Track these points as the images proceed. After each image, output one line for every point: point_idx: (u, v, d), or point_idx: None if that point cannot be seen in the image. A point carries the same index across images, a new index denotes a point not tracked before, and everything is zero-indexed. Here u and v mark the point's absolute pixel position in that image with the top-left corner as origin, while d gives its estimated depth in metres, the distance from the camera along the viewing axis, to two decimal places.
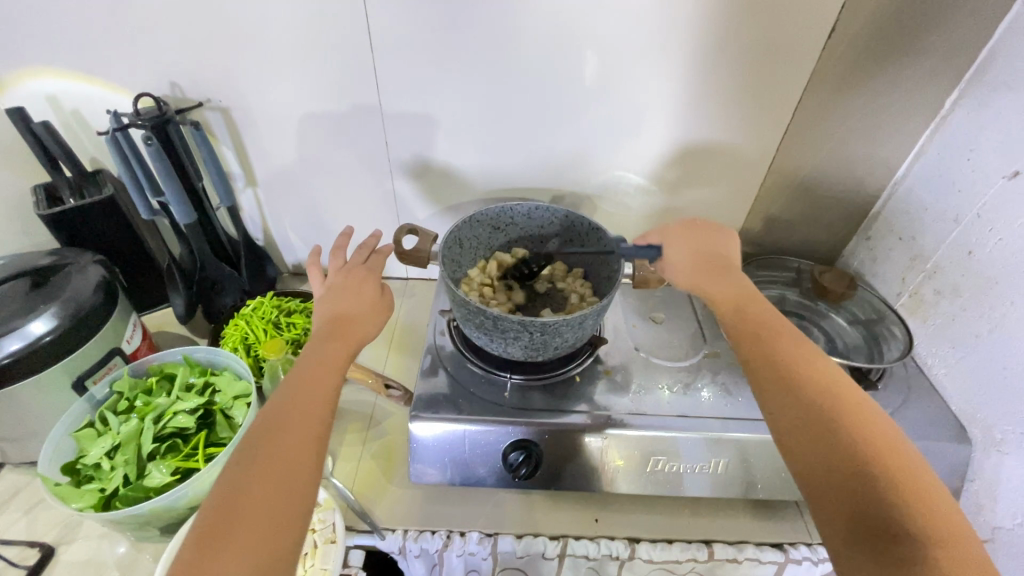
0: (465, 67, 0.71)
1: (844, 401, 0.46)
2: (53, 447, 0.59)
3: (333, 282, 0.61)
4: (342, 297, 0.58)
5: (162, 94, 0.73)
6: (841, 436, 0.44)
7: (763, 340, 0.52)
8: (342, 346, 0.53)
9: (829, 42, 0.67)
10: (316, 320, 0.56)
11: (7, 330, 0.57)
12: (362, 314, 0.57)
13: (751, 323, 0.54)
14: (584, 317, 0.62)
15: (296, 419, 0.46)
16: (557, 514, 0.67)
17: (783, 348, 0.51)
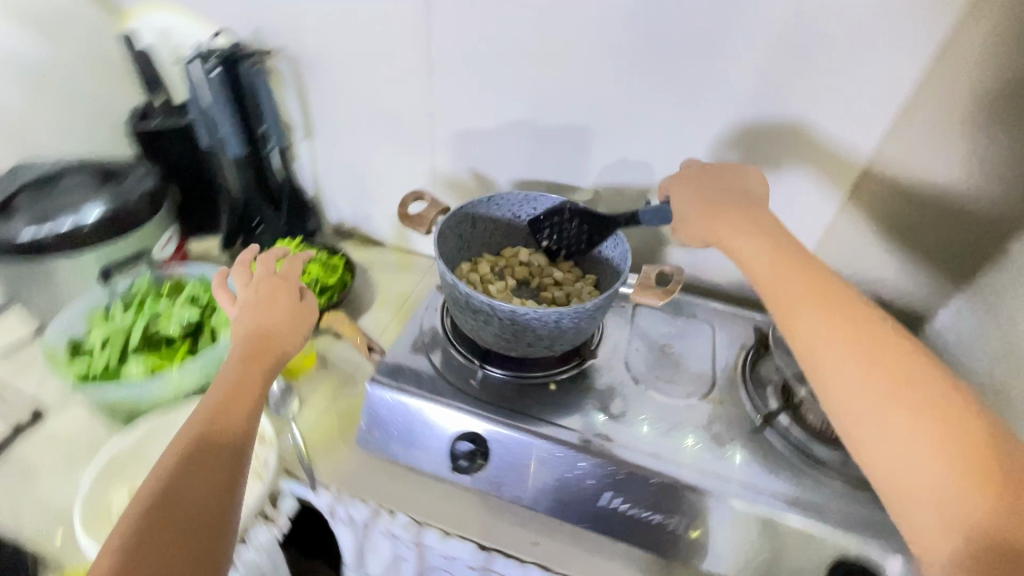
0: (515, 47, 0.70)
1: (951, 435, 0.37)
2: (66, 323, 0.66)
3: (249, 297, 0.56)
4: (262, 312, 0.54)
5: (246, 38, 0.80)
6: (952, 492, 0.36)
7: (868, 362, 0.41)
8: (261, 366, 0.50)
9: (931, 61, 0.58)
10: (235, 340, 0.52)
11: (68, 212, 0.65)
12: (282, 329, 0.54)
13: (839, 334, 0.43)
14: (562, 315, 0.56)
15: (207, 450, 0.43)
16: (495, 524, 0.60)
17: (882, 367, 0.41)
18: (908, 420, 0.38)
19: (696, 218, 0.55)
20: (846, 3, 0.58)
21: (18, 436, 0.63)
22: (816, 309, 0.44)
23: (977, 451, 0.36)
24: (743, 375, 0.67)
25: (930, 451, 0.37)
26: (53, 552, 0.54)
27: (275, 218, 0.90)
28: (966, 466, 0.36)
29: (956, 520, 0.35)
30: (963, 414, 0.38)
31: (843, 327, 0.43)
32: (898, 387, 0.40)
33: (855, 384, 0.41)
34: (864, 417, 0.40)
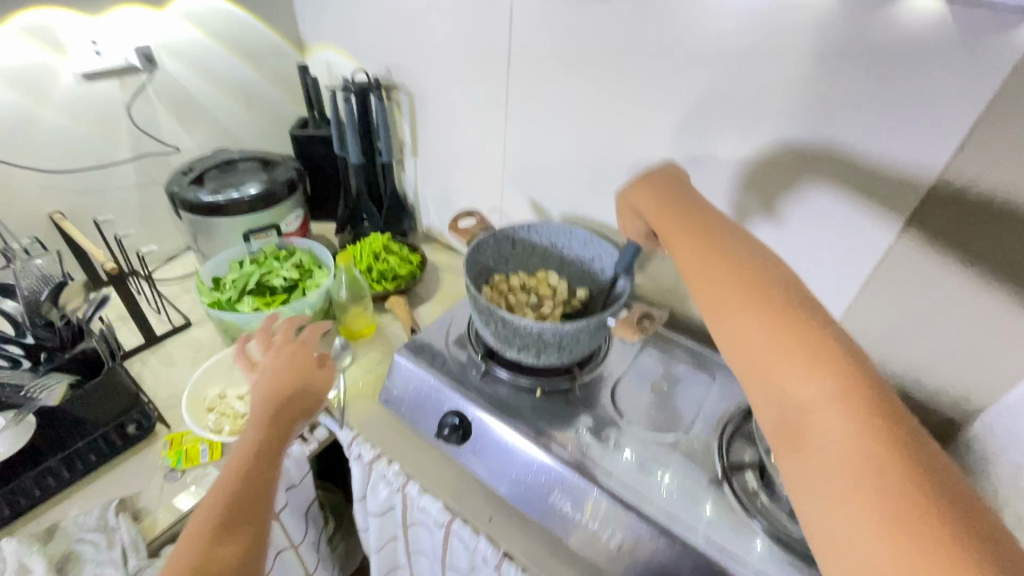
0: (573, 103, 0.81)
1: (803, 339, 0.38)
2: (215, 265, 0.92)
3: (270, 363, 0.67)
4: (286, 375, 0.65)
5: (381, 75, 1.04)
6: (801, 389, 0.37)
7: (781, 329, 0.39)
8: (282, 415, 0.62)
9: (953, 160, 0.54)
10: (257, 407, 0.62)
11: (236, 187, 0.92)
12: (301, 390, 0.65)
13: (747, 299, 0.42)
14: (543, 330, 0.65)
15: (253, 474, 0.54)
16: (464, 494, 0.71)
17: (745, 289, 0.42)
18: (767, 334, 0.39)
19: (631, 203, 0.60)
20: (862, 93, 0.57)
21: (170, 335, 0.90)
22: (698, 253, 0.47)
23: (821, 351, 0.37)
24: (725, 429, 0.70)
25: (788, 357, 0.38)
26: (168, 419, 0.77)
27: (376, 216, 1.12)
28: (816, 365, 0.37)
29: (800, 415, 0.36)
30: (810, 319, 0.39)
31: (716, 265, 0.45)
32: (804, 349, 0.38)
33: (725, 308, 0.42)
34: (735, 336, 0.41)
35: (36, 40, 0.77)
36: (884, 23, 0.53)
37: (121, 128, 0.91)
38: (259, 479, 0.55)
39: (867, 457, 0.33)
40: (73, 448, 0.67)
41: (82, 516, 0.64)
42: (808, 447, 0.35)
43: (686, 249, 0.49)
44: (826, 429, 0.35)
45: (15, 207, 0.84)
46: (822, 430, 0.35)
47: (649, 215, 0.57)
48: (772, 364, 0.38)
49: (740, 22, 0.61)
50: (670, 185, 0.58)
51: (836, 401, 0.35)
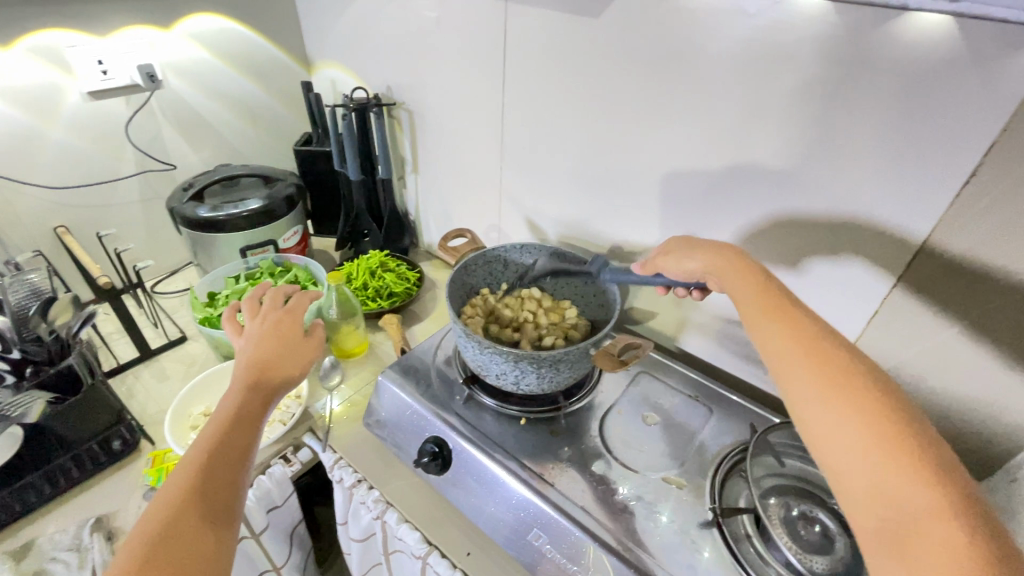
0: (568, 122, 0.79)
1: (905, 442, 0.37)
2: (210, 280, 0.92)
3: (254, 329, 0.62)
4: (265, 345, 0.59)
5: (382, 93, 1.04)
6: (905, 494, 0.35)
7: (871, 409, 0.38)
8: (261, 395, 0.55)
9: (966, 187, 0.50)
10: (237, 370, 0.56)
11: (234, 203, 0.92)
12: (271, 362, 0.58)
13: (830, 374, 0.40)
14: (519, 357, 0.64)
15: (220, 466, 0.47)
16: (443, 525, 0.68)
17: (834, 373, 0.40)
18: (864, 427, 0.37)
19: (679, 254, 0.58)
20: (865, 114, 0.53)
21: (166, 351, 0.90)
22: (776, 322, 0.45)
23: (924, 456, 0.36)
24: (718, 466, 0.66)
25: (890, 459, 0.36)
26: (153, 435, 0.77)
27: (376, 232, 1.12)
28: (924, 474, 0.35)
29: (905, 521, 0.34)
30: (911, 421, 0.38)
31: (799, 339, 0.43)
32: (890, 432, 0.37)
33: (812, 388, 0.40)
34: (824, 423, 0.39)
35: (44, 61, 0.80)
36: (886, 42, 0.50)
37: (126, 145, 0.93)
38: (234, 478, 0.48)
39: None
40: (57, 463, 0.66)
41: (59, 534, 0.63)
42: (914, 557, 0.33)
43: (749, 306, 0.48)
44: (936, 544, 0.33)
45: (21, 221, 0.86)
46: (929, 545, 0.33)
47: (704, 266, 0.55)
48: (872, 460, 0.36)
49: (734, 40, 0.58)
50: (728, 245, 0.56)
51: (944, 514, 0.34)
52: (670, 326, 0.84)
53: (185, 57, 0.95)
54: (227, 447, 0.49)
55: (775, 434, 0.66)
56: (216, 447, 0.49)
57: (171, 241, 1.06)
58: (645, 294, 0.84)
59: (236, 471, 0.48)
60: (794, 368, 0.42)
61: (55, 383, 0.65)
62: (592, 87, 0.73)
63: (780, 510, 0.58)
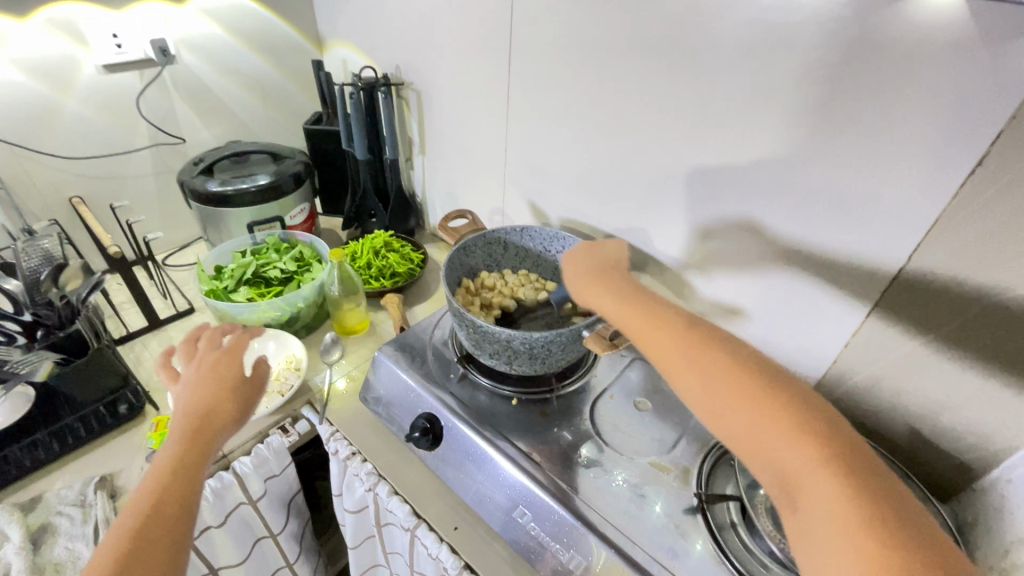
0: (571, 105, 0.78)
1: (777, 405, 0.40)
2: (217, 254, 0.95)
3: (192, 373, 0.61)
4: (207, 382, 0.59)
5: (391, 73, 1.05)
6: (781, 455, 0.38)
7: (727, 375, 0.42)
8: (216, 421, 0.56)
9: (971, 177, 0.48)
10: (183, 408, 0.56)
11: (244, 178, 0.93)
12: (222, 404, 0.57)
13: (696, 352, 0.44)
14: (511, 337, 0.65)
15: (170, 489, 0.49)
16: (431, 499, 0.69)
17: (700, 352, 0.44)
18: (744, 405, 0.40)
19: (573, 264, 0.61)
20: (873, 99, 0.52)
21: (175, 321, 0.93)
22: (655, 319, 0.48)
23: (795, 417, 0.39)
24: (706, 454, 0.66)
25: (770, 424, 0.39)
26: (157, 401, 0.79)
27: (382, 212, 1.13)
28: (795, 434, 0.38)
29: (790, 477, 0.37)
30: (772, 384, 0.41)
31: (679, 334, 0.46)
32: (746, 389, 0.41)
33: (698, 377, 0.43)
34: (711, 403, 0.42)
35: (61, 33, 0.81)
36: (896, 24, 0.48)
37: (139, 119, 0.95)
38: (186, 498, 0.49)
39: (835, 507, 0.35)
40: (66, 422, 0.70)
41: (64, 490, 0.66)
42: (797, 507, 0.36)
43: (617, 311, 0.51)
44: (807, 481, 0.36)
45: (36, 190, 0.89)
46: (815, 493, 0.36)
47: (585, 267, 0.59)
48: (753, 431, 0.39)
49: (741, 22, 0.57)
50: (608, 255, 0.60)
51: (812, 455, 0.37)
52: None
53: (198, 33, 0.96)
54: (180, 475, 0.51)
55: None
56: (173, 471, 0.50)
57: (182, 215, 1.09)
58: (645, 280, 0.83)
59: (193, 489, 0.51)
60: (673, 360, 0.45)
61: (65, 345, 0.68)
62: (595, 69, 0.73)
63: (768, 499, 0.58)
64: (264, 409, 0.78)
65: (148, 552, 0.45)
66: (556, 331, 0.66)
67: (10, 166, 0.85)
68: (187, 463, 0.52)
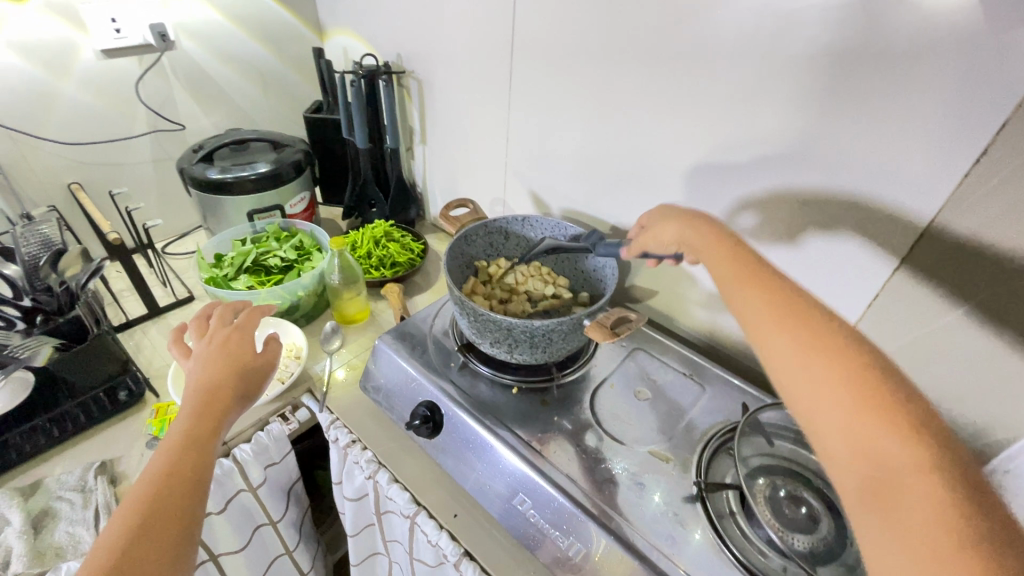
0: (573, 94, 0.78)
1: (885, 395, 0.37)
2: (217, 242, 0.94)
3: (204, 350, 0.60)
4: (217, 360, 0.58)
5: (392, 61, 1.04)
6: (884, 447, 0.35)
7: (828, 355, 0.39)
8: (226, 397, 0.56)
9: (975, 166, 0.49)
10: (192, 384, 0.56)
11: (244, 166, 0.93)
12: (232, 381, 0.57)
13: (799, 327, 0.41)
14: (512, 326, 0.65)
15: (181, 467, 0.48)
16: (432, 487, 0.70)
17: (804, 329, 0.41)
18: (851, 387, 0.37)
19: (654, 225, 0.61)
20: (877, 88, 0.52)
21: (175, 309, 0.93)
22: (754, 290, 0.45)
23: (905, 412, 0.36)
24: (705, 444, 0.66)
25: (871, 413, 0.36)
26: (157, 388, 0.79)
27: (382, 202, 1.12)
28: (904, 427, 0.35)
29: (888, 472, 0.34)
30: (892, 376, 0.38)
31: (782, 305, 0.43)
32: (848, 371, 0.38)
33: (800, 354, 0.40)
34: (805, 379, 0.39)
35: (59, 17, 0.81)
36: (902, 12, 0.48)
37: (138, 105, 0.95)
38: (196, 471, 0.49)
39: (936, 512, 0.32)
40: (64, 408, 0.69)
41: (65, 475, 0.66)
42: (889, 508, 0.33)
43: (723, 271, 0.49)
44: (907, 480, 0.33)
45: (35, 176, 0.88)
46: (917, 494, 0.33)
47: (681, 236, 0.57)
48: (858, 418, 0.36)
49: (746, 10, 0.57)
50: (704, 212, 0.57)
51: (914, 455, 0.34)
52: (668, 306, 0.83)
53: (197, 19, 0.95)
54: (192, 451, 0.50)
55: (767, 414, 0.65)
56: (183, 446, 0.50)
57: (181, 203, 1.08)
58: (646, 270, 0.83)
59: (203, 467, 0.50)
60: (765, 334, 0.43)
61: (64, 330, 0.68)
62: (597, 58, 0.72)
63: (766, 489, 0.59)
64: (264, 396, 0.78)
65: (157, 524, 0.44)
66: (557, 320, 0.66)
67: (9, 151, 0.84)
68: (199, 439, 0.51)
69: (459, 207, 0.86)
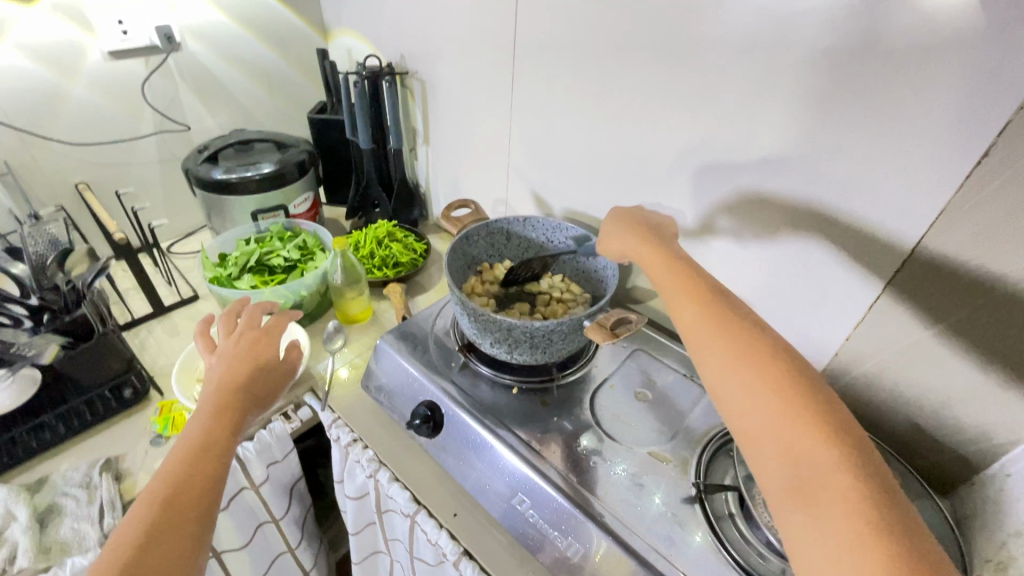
0: (575, 94, 0.78)
1: (806, 400, 0.39)
2: (222, 241, 0.95)
3: (227, 349, 0.63)
4: (232, 364, 0.61)
5: (396, 62, 1.04)
6: (804, 455, 0.37)
7: (756, 361, 0.41)
8: (245, 400, 0.59)
9: (976, 169, 0.48)
10: (206, 391, 0.59)
11: (248, 167, 0.93)
12: (251, 385, 0.60)
13: (731, 337, 0.43)
14: (512, 326, 0.65)
15: (196, 471, 0.51)
16: (432, 487, 0.70)
17: (738, 339, 0.43)
18: (781, 397, 0.39)
19: (610, 233, 0.60)
20: (880, 90, 0.51)
21: (180, 308, 0.94)
22: (692, 300, 0.47)
23: (821, 414, 0.38)
24: (705, 446, 0.66)
25: (793, 418, 0.38)
26: (162, 386, 0.80)
27: (386, 202, 1.13)
28: (826, 438, 0.37)
29: (807, 477, 0.36)
30: (815, 389, 0.40)
31: (717, 315, 0.45)
32: (774, 378, 0.40)
33: (737, 365, 0.41)
34: (737, 390, 0.40)
35: (66, 19, 0.82)
36: (905, 13, 0.47)
37: (144, 106, 0.96)
38: (216, 468, 0.52)
39: (854, 513, 0.34)
40: (71, 405, 0.71)
41: (70, 471, 0.67)
42: (812, 510, 0.35)
43: (662, 282, 0.51)
44: (826, 481, 0.35)
45: (43, 176, 0.89)
46: (835, 499, 0.34)
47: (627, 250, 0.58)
48: (788, 425, 0.38)
49: (748, 11, 0.56)
50: (658, 224, 0.60)
51: (835, 457, 0.36)
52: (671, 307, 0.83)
53: (203, 20, 0.96)
54: (206, 453, 0.53)
55: None
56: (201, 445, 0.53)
57: (187, 203, 1.09)
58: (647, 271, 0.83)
59: (217, 470, 0.52)
60: (701, 341, 0.44)
61: (71, 329, 0.68)
62: (599, 59, 0.72)
63: None
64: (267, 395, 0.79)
65: (178, 519, 0.47)
66: (557, 321, 0.66)
67: (17, 151, 0.85)
68: (213, 441, 0.53)
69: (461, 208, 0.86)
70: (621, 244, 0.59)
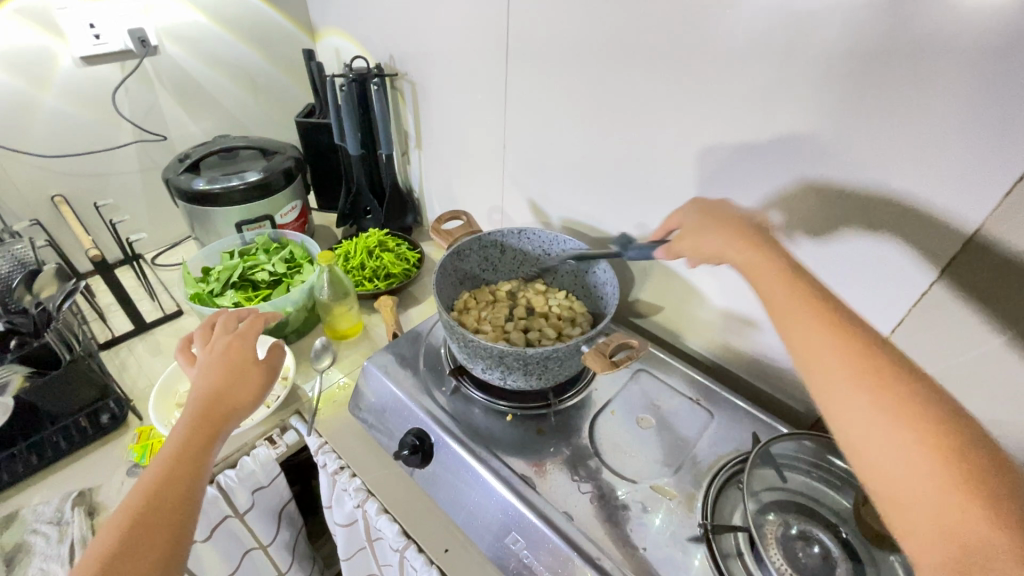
0: (573, 97, 0.73)
1: (956, 448, 0.33)
2: (206, 254, 0.91)
3: (208, 355, 0.60)
4: (215, 369, 0.57)
5: (385, 63, 0.99)
6: (956, 518, 0.31)
7: (892, 403, 0.35)
8: (230, 403, 0.55)
9: (1017, 186, 0.43)
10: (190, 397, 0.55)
11: (232, 176, 0.89)
12: (231, 391, 0.56)
13: (862, 368, 0.37)
14: (504, 353, 0.61)
15: (176, 478, 0.48)
16: (423, 520, 0.66)
17: (871, 370, 0.36)
18: (932, 453, 0.33)
19: (698, 233, 0.53)
20: (905, 96, 0.46)
21: (163, 325, 0.90)
22: (814, 318, 0.40)
23: (974, 467, 0.32)
24: (712, 478, 0.62)
25: (935, 471, 0.32)
26: (141, 410, 0.77)
27: (378, 209, 1.08)
28: (984, 504, 0.30)
29: (969, 547, 0.30)
30: (966, 433, 0.33)
31: (847, 343, 0.38)
32: (915, 422, 0.34)
33: (867, 408, 0.35)
34: (868, 433, 0.35)
35: (35, 24, 0.77)
36: (935, 12, 0.42)
37: (122, 114, 0.91)
38: (193, 484, 0.49)
39: None
40: (44, 435, 0.67)
41: (41, 506, 0.64)
42: None
43: (768, 293, 0.44)
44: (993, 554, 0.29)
45: (17, 190, 0.86)
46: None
47: (723, 249, 0.50)
48: (933, 481, 0.32)
49: (756, 8, 0.51)
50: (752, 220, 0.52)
51: (997, 524, 0.30)
52: (676, 323, 0.78)
53: (180, 22, 0.91)
54: (186, 458, 0.50)
55: (778, 445, 0.61)
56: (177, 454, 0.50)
57: (171, 213, 1.05)
58: (650, 286, 0.78)
59: (197, 477, 0.49)
60: (822, 366, 0.38)
61: (36, 357, 0.64)
62: (595, 60, 0.67)
63: (777, 528, 0.54)
64: (250, 420, 0.75)
65: (150, 532, 0.44)
66: (554, 345, 0.61)
67: None
68: (194, 446, 0.51)
69: (453, 219, 0.82)
70: (712, 241, 0.51)
